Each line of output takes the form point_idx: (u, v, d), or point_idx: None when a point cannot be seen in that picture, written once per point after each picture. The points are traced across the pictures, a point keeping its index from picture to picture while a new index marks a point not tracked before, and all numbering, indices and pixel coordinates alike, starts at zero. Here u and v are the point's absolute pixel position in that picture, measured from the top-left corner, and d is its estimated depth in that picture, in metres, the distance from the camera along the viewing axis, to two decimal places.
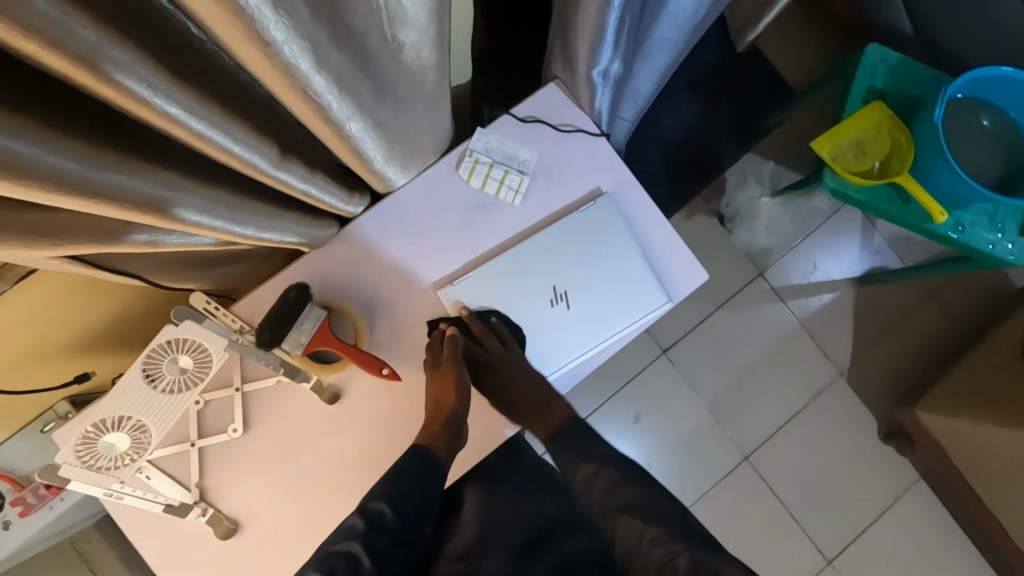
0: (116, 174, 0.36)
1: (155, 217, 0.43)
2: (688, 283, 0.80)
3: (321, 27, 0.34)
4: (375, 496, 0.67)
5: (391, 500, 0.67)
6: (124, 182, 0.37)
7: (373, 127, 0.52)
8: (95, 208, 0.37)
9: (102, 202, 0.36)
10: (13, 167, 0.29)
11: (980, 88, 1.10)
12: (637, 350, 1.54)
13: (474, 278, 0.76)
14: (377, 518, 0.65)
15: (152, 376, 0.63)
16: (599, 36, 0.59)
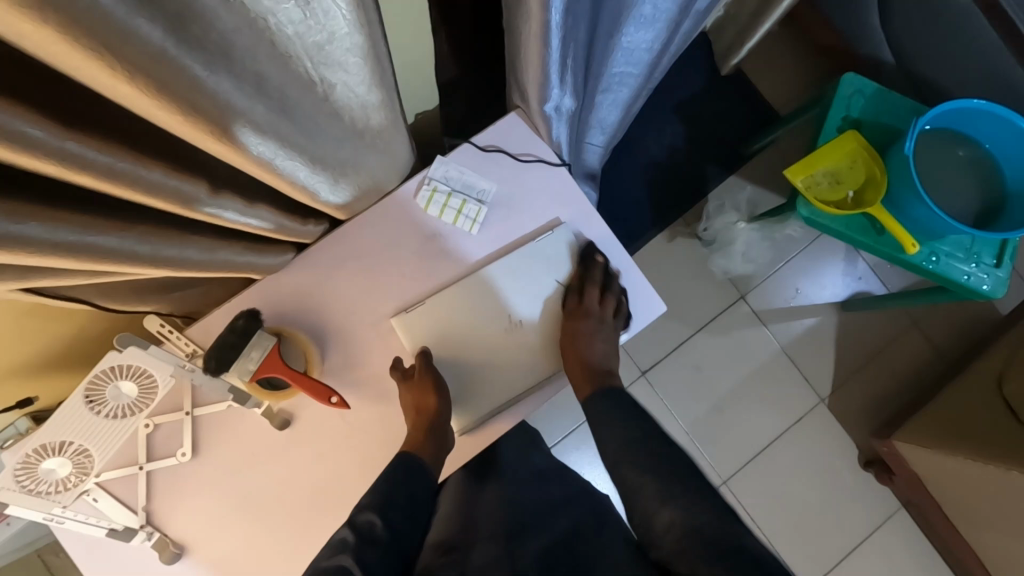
0: (45, 228, 0.36)
1: (98, 262, 0.42)
2: (644, 315, 0.81)
3: (219, 76, 0.34)
4: (364, 508, 0.63)
5: (382, 512, 0.62)
6: (54, 236, 0.37)
7: (308, 161, 0.52)
8: (29, 259, 0.37)
9: (33, 254, 0.36)
10: None
11: (954, 120, 1.10)
12: (616, 372, 1.53)
13: (429, 306, 0.75)
14: (369, 530, 0.60)
15: (95, 401, 0.63)
16: (545, 73, 0.60)
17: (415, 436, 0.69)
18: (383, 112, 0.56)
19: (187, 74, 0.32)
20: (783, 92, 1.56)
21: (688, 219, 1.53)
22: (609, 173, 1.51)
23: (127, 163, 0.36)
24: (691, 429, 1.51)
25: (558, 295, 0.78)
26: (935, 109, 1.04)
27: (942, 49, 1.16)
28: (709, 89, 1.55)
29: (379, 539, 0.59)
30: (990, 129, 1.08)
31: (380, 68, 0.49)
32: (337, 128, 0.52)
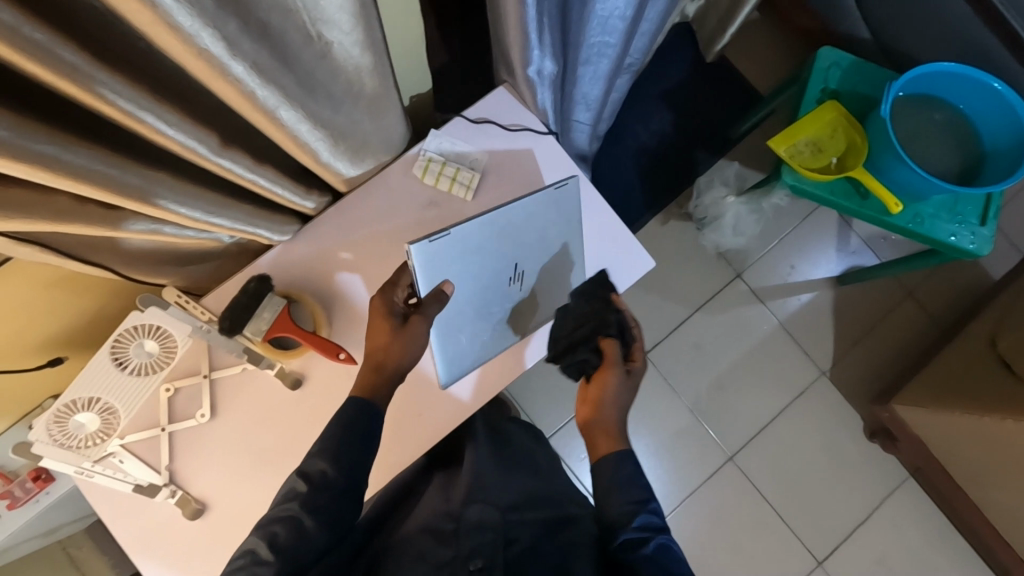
0: (69, 153, 0.41)
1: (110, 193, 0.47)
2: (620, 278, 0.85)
3: (228, 18, 0.40)
4: (314, 453, 0.67)
5: (330, 457, 0.66)
6: (76, 161, 0.42)
7: (307, 116, 0.57)
8: (55, 181, 0.42)
9: (60, 176, 0.41)
10: None
11: (927, 85, 1.14)
12: None
13: (447, 243, 0.72)
14: (323, 478, 0.65)
15: (121, 360, 0.72)
16: (524, 34, 0.65)
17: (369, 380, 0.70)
18: (376, 76, 0.61)
19: (201, 9, 0.37)
20: (767, 76, 1.62)
21: (681, 201, 1.57)
22: (603, 160, 1.55)
23: (147, 98, 0.42)
24: (695, 405, 1.53)
25: (538, 251, 0.80)
26: (908, 73, 1.09)
27: (915, 19, 1.21)
28: (695, 76, 1.60)
29: (331, 486, 0.65)
30: (963, 91, 1.12)
31: (373, 31, 0.54)
32: (335, 88, 0.58)
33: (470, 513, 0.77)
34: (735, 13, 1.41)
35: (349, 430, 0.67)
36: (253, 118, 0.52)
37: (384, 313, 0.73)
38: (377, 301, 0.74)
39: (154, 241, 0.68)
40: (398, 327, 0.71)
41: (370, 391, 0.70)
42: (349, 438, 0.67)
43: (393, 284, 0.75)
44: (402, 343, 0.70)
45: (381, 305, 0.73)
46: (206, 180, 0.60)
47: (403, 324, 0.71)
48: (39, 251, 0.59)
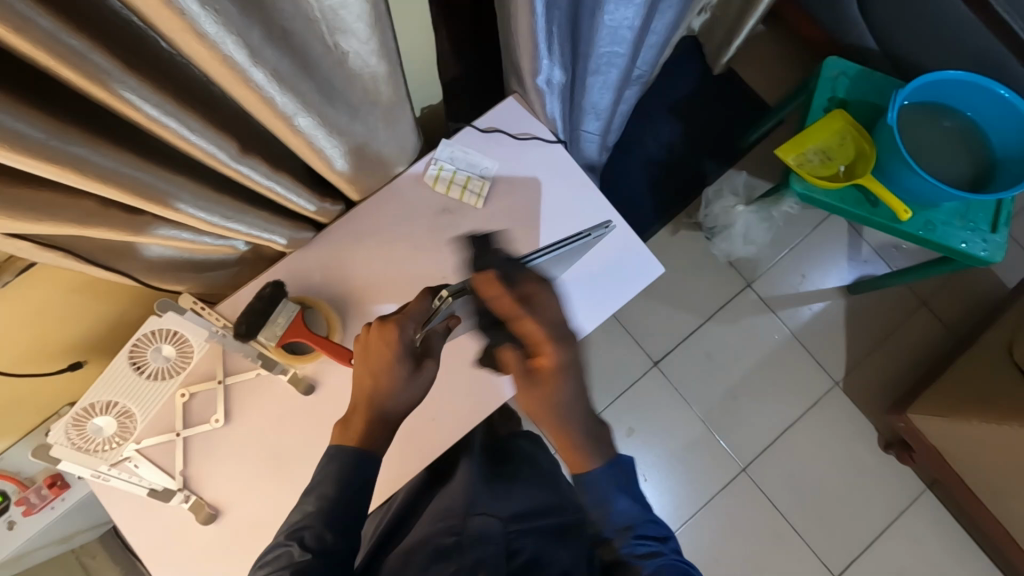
0: (96, 157, 0.42)
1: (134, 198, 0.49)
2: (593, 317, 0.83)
3: (252, 25, 0.41)
4: (308, 515, 0.64)
5: (327, 520, 0.63)
6: (102, 164, 0.43)
7: (323, 123, 0.58)
8: (82, 183, 0.43)
9: (87, 179, 0.43)
10: (10, 140, 0.35)
11: (935, 92, 1.14)
12: (628, 365, 1.54)
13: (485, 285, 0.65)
14: (319, 544, 0.62)
15: (139, 364, 0.72)
16: (534, 43, 0.66)
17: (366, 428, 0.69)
18: (391, 85, 0.63)
19: (227, 17, 0.38)
20: (774, 87, 1.63)
21: (690, 211, 1.57)
22: (611, 170, 1.56)
23: (172, 104, 0.43)
24: (706, 416, 1.52)
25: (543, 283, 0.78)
26: (915, 82, 1.09)
27: (922, 29, 1.22)
28: (703, 87, 1.61)
29: (326, 552, 0.62)
30: (971, 98, 1.12)
31: (390, 41, 0.56)
32: (351, 97, 0.59)
33: (472, 526, 0.78)
34: (742, 25, 1.42)
35: (351, 467, 0.66)
36: (271, 125, 0.53)
37: (400, 353, 0.69)
38: (392, 337, 0.69)
39: (173, 248, 0.70)
40: (413, 375, 0.70)
41: (364, 437, 0.69)
42: (349, 479, 0.66)
43: (407, 317, 0.71)
44: (413, 391, 0.70)
45: (398, 344, 0.69)
46: (225, 186, 0.62)
47: (418, 370, 0.71)
48: (62, 256, 0.60)
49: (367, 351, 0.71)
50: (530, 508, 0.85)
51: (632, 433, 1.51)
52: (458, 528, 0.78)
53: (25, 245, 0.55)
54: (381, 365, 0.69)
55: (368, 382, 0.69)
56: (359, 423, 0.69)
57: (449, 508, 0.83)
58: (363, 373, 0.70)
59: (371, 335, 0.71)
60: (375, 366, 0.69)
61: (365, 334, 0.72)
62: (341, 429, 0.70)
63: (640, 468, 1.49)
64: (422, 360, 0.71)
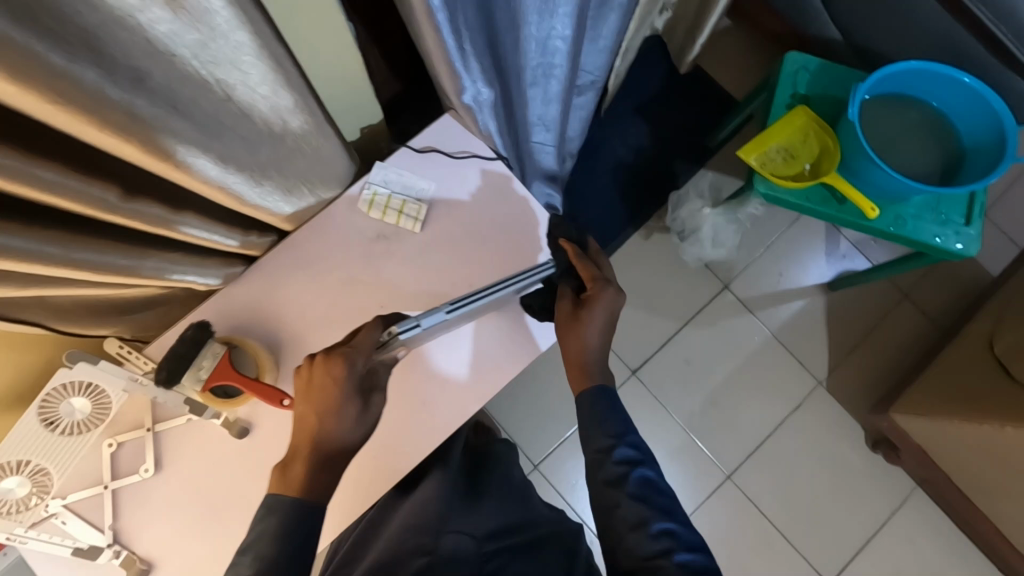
0: None
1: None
2: (540, 343, 0.77)
3: (92, 69, 0.38)
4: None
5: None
6: None
7: (214, 160, 0.54)
8: None
9: None
10: None
11: (898, 84, 1.11)
12: (606, 374, 1.50)
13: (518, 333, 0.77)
14: None
15: (51, 420, 0.69)
16: (449, 60, 0.63)
17: (313, 476, 0.62)
18: (298, 114, 0.59)
19: (49, 66, 0.35)
20: (741, 83, 1.59)
21: (661, 214, 1.54)
22: (578, 176, 1.53)
23: (13, 159, 0.39)
24: (688, 424, 1.48)
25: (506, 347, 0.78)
26: (876, 74, 1.05)
27: (884, 17, 1.18)
28: (669, 86, 1.57)
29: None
30: (936, 86, 1.09)
31: (282, 71, 0.52)
32: (248, 130, 0.56)
33: (447, 544, 0.73)
34: (703, 22, 1.39)
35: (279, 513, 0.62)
36: (153, 167, 0.49)
37: (349, 392, 0.64)
38: (338, 372, 0.63)
39: (81, 295, 0.66)
40: (363, 412, 0.65)
41: (307, 488, 0.61)
42: (294, 531, 0.59)
43: (355, 349, 0.64)
44: (361, 428, 0.65)
45: (345, 380, 0.63)
46: (123, 232, 0.58)
47: (366, 407, 0.66)
48: None
49: (309, 387, 0.64)
50: (505, 526, 0.79)
51: None
52: (431, 546, 0.73)
53: None
54: (327, 404, 0.63)
55: (313, 421, 0.63)
56: (302, 470, 0.62)
57: (425, 524, 0.75)
58: (306, 412, 0.63)
59: (315, 370, 0.64)
60: (320, 407, 0.63)
61: (306, 368, 0.65)
62: (280, 476, 0.62)
63: None
64: (370, 394, 0.67)
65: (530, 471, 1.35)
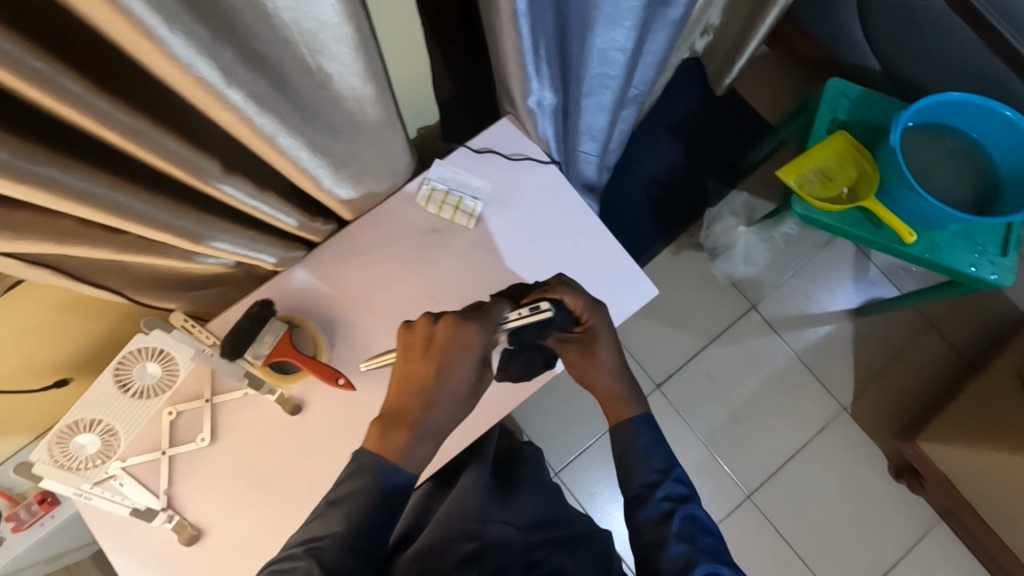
0: (74, 177, 0.43)
1: (115, 217, 0.48)
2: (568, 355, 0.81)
3: (222, 47, 0.41)
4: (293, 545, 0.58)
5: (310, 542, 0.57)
6: (82, 186, 0.44)
7: (305, 143, 0.58)
8: (60, 205, 0.44)
9: (65, 200, 0.43)
10: None
11: (938, 114, 1.13)
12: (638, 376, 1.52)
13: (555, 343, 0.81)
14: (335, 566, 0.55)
15: (124, 383, 0.74)
16: (522, 63, 0.67)
17: (415, 441, 0.62)
18: (379, 107, 0.62)
19: (196, 42, 0.39)
20: (776, 108, 1.62)
21: (692, 231, 1.56)
22: (612, 190, 1.56)
23: (147, 127, 0.43)
24: (710, 440, 1.48)
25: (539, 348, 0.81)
26: (918, 103, 1.08)
27: (927, 48, 1.21)
28: (705, 107, 1.61)
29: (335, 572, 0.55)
30: (977, 118, 1.11)
31: (374, 64, 0.56)
32: (335, 118, 0.59)
33: (493, 531, 0.75)
34: (743, 46, 1.42)
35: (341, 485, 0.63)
36: (254, 145, 0.53)
37: (478, 356, 0.64)
38: (471, 336, 0.64)
39: (158, 265, 0.70)
40: (476, 382, 0.65)
41: (404, 449, 0.62)
42: None
43: (489, 318, 0.66)
44: (466, 397, 0.65)
45: (477, 345, 0.64)
46: (210, 206, 0.62)
47: (479, 378, 0.66)
48: (49, 274, 0.61)
49: (432, 346, 0.64)
50: (536, 521, 0.80)
51: None
52: (476, 533, 0.74)
53: (12, 263, 0.56)
54: (451, 364, 0.63)
55: (432, 381, 0.63)
56: (404, 435, 0.62)
57: (470, 511, 0.77)
58: (428, 371, 0.63)
59: (442, 330, 0.65)
60: (444, 367, 0.63)
61: (428, 327, 0.65)
62: (382, 434, 0.62)
63: None
64: (484, 366, 0.67)
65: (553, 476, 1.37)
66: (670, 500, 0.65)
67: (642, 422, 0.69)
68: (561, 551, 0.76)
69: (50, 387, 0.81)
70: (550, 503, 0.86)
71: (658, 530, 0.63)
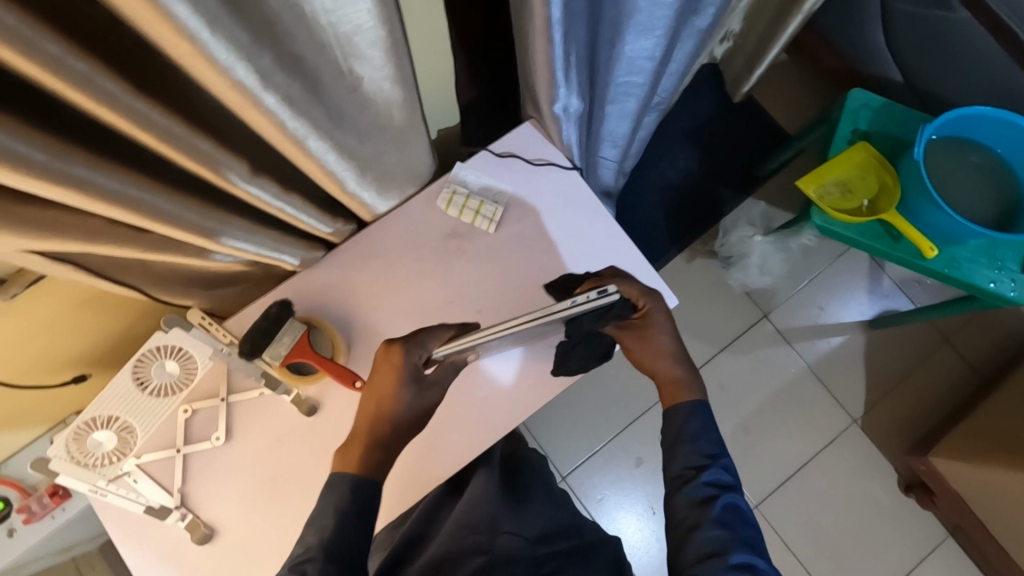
0: (109, 179, 0.42)
1: (146, 218, 0.48)
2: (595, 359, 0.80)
3: (263, 50, 0.41)
4: (310, 549, 0.58)
5: (328, 551, 0.58)
6: (117, 189, 0.43)
7: (334, 146, 0.58)
8: (93, 206, 0.43)
9: (99, 201, 0.43)
10: (30, 168, 0.36)
11: (962, 128, 1.12)
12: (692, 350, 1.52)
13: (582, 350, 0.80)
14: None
15: (142, 379, 0.72)
16: (552, 71, 0.66)
17: (363, 455, 0.64)
18: (406, 110, 0.62)
19: (238, 47, 0.39)
20: (794, 117, 1.61)
21: (706, 238, 1.55)
22: (627, 195, 1.55)
23: (183, 130, 0.43)
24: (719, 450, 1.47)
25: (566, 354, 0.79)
26: (942, 117, 1.07)
27: (952, 61, 1.19)
28: (722, 114, 1.60)
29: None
30: (1001, 134, 1.09)
31: (404, 67, 0.55)
32: (363, 121, 0.59)
33: (501, 542, 0.74)
34: (763, 54, 1.41)
35: (361, 491, 0.61)
36: (284, 147, 0.53)
37: (405, 376, 0.66)
38: (395, 359, 0.66)
39: (177, 264, 0.69)
40: (416, 399, 0.66)
41: (361, 462, 0.63)
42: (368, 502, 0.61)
43: (419, 339, 0.68)
44: (413, 416, 0.67)
45: (401, 367, 0.66)
46: (237, 206, 0.62)
47: (420, 395, 0.67)
48: (71, 270, 0.61)
49: (374, 373, 0.68)
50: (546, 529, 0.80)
51: (641, 464, 1.36)
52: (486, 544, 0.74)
53: (36, 260, 0.56)
54: (388, 386, 0.66)
55: (372, 404, 0.66)
56: (357, 453, 0.64)
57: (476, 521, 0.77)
58: (369, 395, 0.66)
59: (379, 356, 0.68)
60: (380, 390, 0.66)
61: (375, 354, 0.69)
62: (341, 452, 0.65)
63: (649, 500, 1.35)
64: (426, 385, 0.68)
65: (560, 480, 1.35)
66: (713, 485, 0.64)
67: (694, 412, 0.68)
68: (573, 562, 0.75)
69: (68, 382, 0.83)
70: (561, 512, 0.86)
71: (696, 512, 0.63)
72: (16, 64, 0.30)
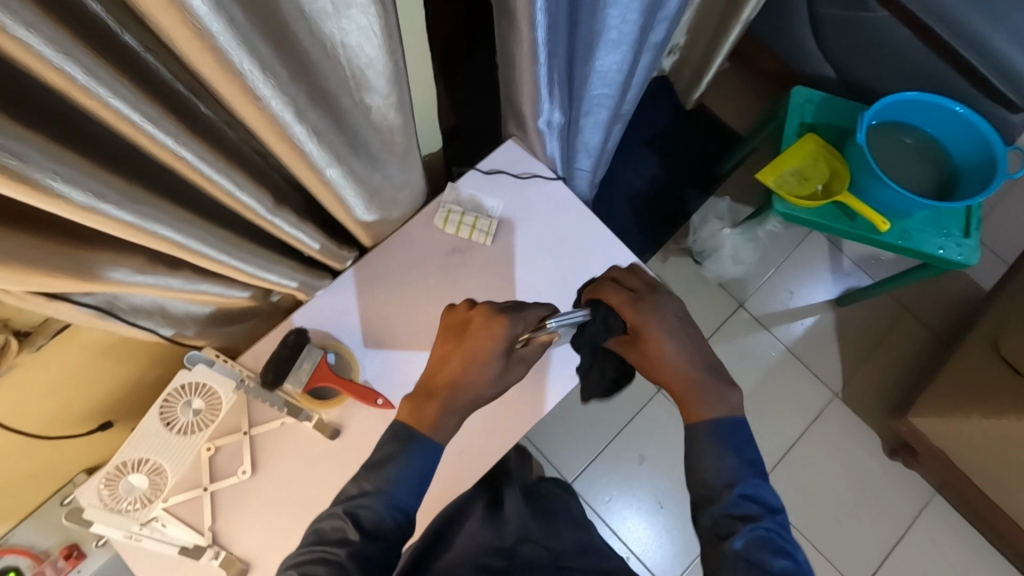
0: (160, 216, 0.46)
1: (186, 253, 0.51)
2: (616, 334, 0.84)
3: (297, 87, 0.46)
4: (366, 493, 0.62)
5: (387, 504, 0.62)
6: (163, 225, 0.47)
7: (348, 174, 0.62)
8: (144, 241, 0.47)
9: (149, 237, 0.46)
10: (97, 208, 0.39)
11: (895, 114, 1.23)
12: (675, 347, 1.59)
13: None
14: (375, 526, 0.61)
15: (169, 420, 0.76)
16: (536, 87, 0.73)
17: (432, 414, 0.65)
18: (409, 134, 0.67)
19: (280, 84, 0.43)
20: (742, 118, 1.73)
21: (678, 238, 1.63)
22: (599, 205, 1.62)
23: (222, 165, 0.47)
24: None
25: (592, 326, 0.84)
26: (878, 103, 1.18)
27: (875, 56, 1.32)
28: (677, 121, 1.70)
29: (382, 537, 0.61)
30: (930, 115, 1.21)
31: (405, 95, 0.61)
32: (373, 147, 0.63)
33: (521, 551, 0.73)
34: (708, 64, 1.52)
35: (404, 492, 0.63)
36: (305, 176, 0.57)
37: (499, 347, 0.66)
38: (497, 331, 0.66)
39: (197, 304, 0.71)
40: (500, 375, 0.67)
41: (427, 419, 0.65)
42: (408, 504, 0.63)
43: (521, 313, 0.68)
44: (496, 384, 0.67)
45: (502, 338, 0.66)
46: (257, 239, 0.65)
47: (505, 372, 0.67)
48: (99, 317, 0.63)
49: (468, 328, 0.68)
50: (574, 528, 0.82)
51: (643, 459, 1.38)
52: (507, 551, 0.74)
53: (65, 307, 0.58)
54: (476, 355, 0.66)
55: (457, 365, 0.66)
56: (434, 407, 0.65)
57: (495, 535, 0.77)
58: (457, 358, 0.66)
59: (474, 318, 0.68)
60: (471, 354, 0.66)
61: (466, 312, 0.70)
62: (413, 405, 0.66)
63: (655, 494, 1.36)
64: (512, 362, 0.68)
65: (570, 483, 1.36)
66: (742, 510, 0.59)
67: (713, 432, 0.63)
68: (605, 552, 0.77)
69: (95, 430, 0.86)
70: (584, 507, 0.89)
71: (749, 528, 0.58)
72: (96, 109, 0.34)
